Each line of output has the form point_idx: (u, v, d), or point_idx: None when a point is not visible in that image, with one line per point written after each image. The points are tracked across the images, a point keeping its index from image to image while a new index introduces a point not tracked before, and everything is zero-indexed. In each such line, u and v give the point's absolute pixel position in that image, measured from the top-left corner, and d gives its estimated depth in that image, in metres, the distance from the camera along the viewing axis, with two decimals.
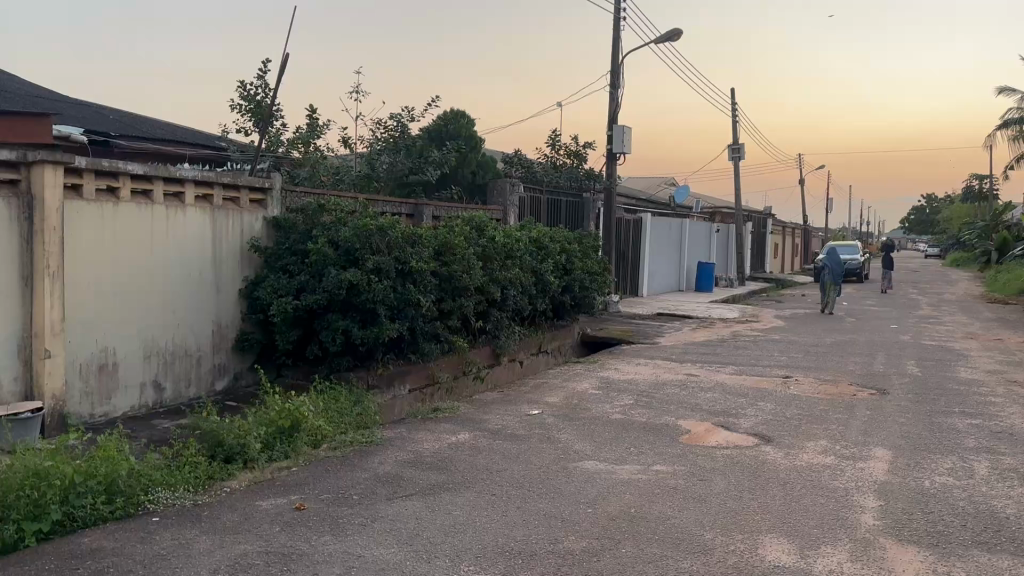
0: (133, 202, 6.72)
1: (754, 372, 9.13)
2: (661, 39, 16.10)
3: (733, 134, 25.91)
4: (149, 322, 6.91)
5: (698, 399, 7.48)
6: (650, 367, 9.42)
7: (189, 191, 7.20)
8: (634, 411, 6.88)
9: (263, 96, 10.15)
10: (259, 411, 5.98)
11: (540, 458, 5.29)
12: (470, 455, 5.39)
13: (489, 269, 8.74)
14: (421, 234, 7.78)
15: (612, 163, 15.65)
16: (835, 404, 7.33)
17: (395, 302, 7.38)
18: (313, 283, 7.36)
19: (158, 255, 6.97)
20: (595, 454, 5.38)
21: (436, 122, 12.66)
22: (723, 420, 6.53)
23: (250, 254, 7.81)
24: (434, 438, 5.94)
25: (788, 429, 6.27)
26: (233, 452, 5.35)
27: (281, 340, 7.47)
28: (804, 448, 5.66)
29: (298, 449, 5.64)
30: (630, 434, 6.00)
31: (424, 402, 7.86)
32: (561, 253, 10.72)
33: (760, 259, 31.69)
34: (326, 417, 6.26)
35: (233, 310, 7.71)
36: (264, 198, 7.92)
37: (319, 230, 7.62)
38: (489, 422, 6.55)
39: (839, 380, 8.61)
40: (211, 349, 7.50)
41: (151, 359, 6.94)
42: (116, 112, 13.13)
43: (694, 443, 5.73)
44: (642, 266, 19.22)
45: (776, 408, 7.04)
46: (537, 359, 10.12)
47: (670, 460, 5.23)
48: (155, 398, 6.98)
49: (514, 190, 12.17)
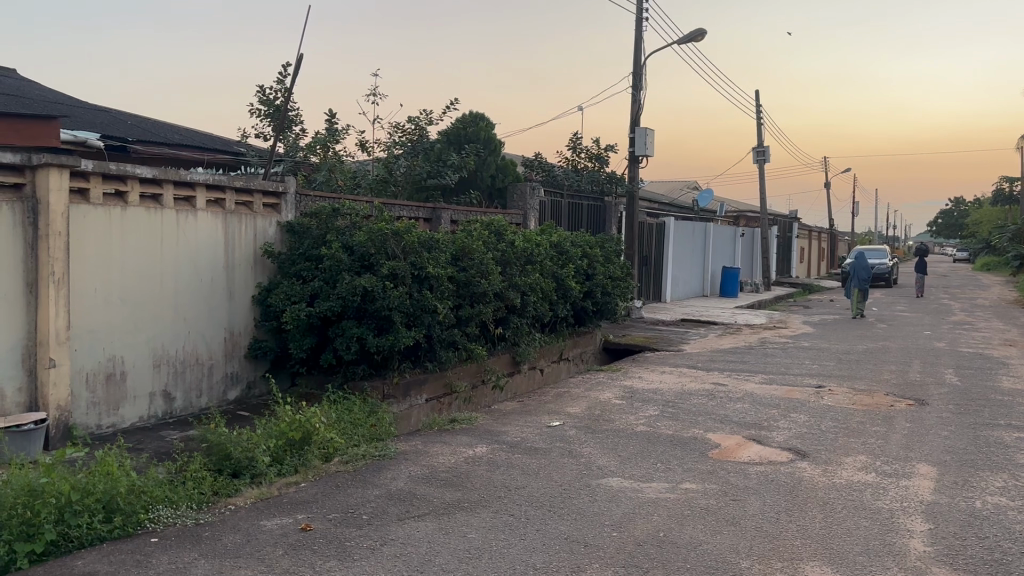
0: (142, 207, 6.54)
1: (784, 381, 8.78)
2: (684, 39, 15.80)
3: (758, 136, 25.49)
4: (159, 330, 6.72)
5: (727, 410, 7.16)
6: (675, 376, 9.10)
7: (200, 195, 7.01)
8: (660, 423, 6.58)
9: (279, 99, 9.96)
10: (269, 423, 5.75)
11: (562, 474, 5.00)
12: (487, 471, 5.12)
13: (508, 274, 8.48)
14: (438, 238, 7.55)
15: (635, 166, 15.35)
16: (872, 416, 6.97)
17: (412, 309, 7.11)
18: (327, 289, 7.13)
19: (168, 261, 6.78)
20: (621, 470, 5.09)
21: (455, 125, 12.41)
22: (755, 433, 6.21)
23: (264, 259, 7.61)
24: (450, 452, 5.67)
25: (824, 443, 5.93)
26: (241, 466, 5.14)
27: (294, 348, 7.24)
28: (842, 464, 5.33)
29: (308, 462, 5.40)
30: (657, 447, 5.70)
31: (442, 412, 7.58)
32: (582, 257, 10.44)
33: (786, 263, 31.14)
34: (338, 428, 6.01)
35: (246, 317, 7.50)
36: (277, 202, 7.72)
37: (333, 235, 7.39)
38: (508, 434, 6.28)
39: (875, 390, 8.24)
40: (223, 357, 7.30)
41: (160, 368, 6.74)
42: (136, 118, 13.04)
43: (725, 459, 5.42)
44: (666, 271, 18.86)
45: (810, 421, 6.70)
46: (558, 367, 9.83)
47: (700, 477, 4.92)
48: (165, 408, 6.78)
49: (534, 194, 11.90)
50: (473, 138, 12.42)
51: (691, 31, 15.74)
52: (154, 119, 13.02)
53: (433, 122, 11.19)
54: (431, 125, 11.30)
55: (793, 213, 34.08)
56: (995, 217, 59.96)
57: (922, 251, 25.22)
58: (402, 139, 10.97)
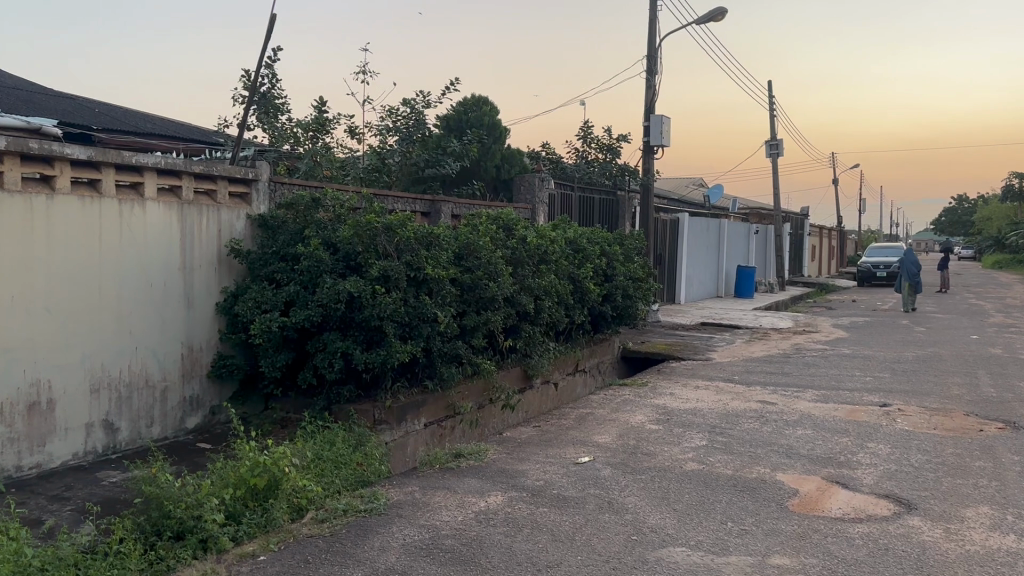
0: (74, 194, 5.31)
1: (842, 399, 7.54)
2: (701, 20, 14.59)
3: (771, 129, 24.36)
4: (99, 347, 5.49)
5: (789, 439, 5.92)
6: (713, 392, 7.88)
7: (150, 181, 5.77)
8: (714, 458, 5.36)
9: (259, 81, 8.78)
10: (225, 466, 4.55)
11: (606, 542, 3.77)
12: (505, 535, 3.90)
13: (519, 275, 7.25)
14: (439, 233, 6.33)
15: (650, 157, 14.16)
16: (965, 445, 5.77)
17: (407, 318, 5.84)
18: (305, 295, 5.93)
19: (110, 262, 5.54)
20: (683, 535, 3.86)
21: (456, 109, 11.04)
22: (835, 473, 5.01)
23: (231, 260, 6.41)
24: (457, 504, 4.45)
25: (927, 488, 4.69)
26: (184, 529, 3.94)
27: (266, 367, 6.01)
28: (966, 522, 4.09)
29: (274, 521, 4.18)
30: (720, 497, 4.47)
31: (442, 439, 6.32)
32: (601, 256, 9.22)
33: (798, 263, 29.92)
34: (314, 471, 4.80)
35: (209, 329, 6.29)
36: (247, 191, 6.50)
37: (313, 230, 6.19)
38: (527, 474, 5.06)
39: (952, 409, 7.00)
40: (179, 378, 6.08)
41: (99, 393, 5.50)
42: (105, 107, 11.93)
43: (811, 514, 4.21)
44: (680, 271, 17.69)
45: (896, 454, 5.49)
46: (574, 380, 8.60)
47: (793, 547, 3.70)
48: (106, 442, 5.55)
49: (543, 186, 10.81)
50: (476, 125, 11.06)
51: (709, 10, 14.54)
52: (125, 108, 11.93)
53: (430, 106, 9.99)
54: (428, 108, 10.07)
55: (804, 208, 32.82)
56: (1003, 214, 58.71)
57: (944, 247, 23.88)
58: (395, 124, 9.70)
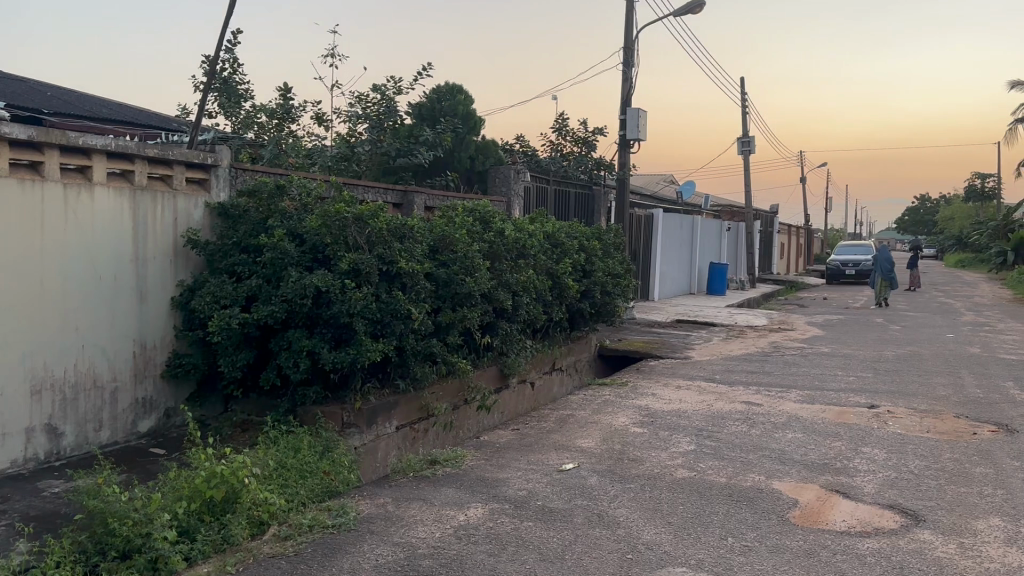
0: (14, 177, 4.84)
1: (828, 399, 7.31)
2: (678, 13, 14.33)
3: (742, 126, 24.28)
4: (40, 345, 5.02)
5: (781, 443, 5.64)
6: (696, 393, 7.61)
7: (98, 165, 5.31)
8: (705, 464, 5.05)
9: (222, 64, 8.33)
10: (178, 476, 4.13)
11: (601, 562, 3.45)
12: (488, 555, 3.55)
13: (497, 270, 6.90)
14: (413, 225, 5.95)
15: (626, 150, 13.88)
16: (961, 449, 5.54)
17: (378, 314, 5.45)
18: (268, 289, 5.53)
19: (53, 251, 5.08)
20: (681, 553, 3.54)
21: (429, 97, 10.62)
22: (834, 481, 4.73)
23: (188, 251, 5.96)
24: (434, 518, 4.08)
25: (932, 497, 4.44)
26: (130, 549, 3.52)
27: (225, 366, 5.59)
28: (979, 535, 3.84)
29: (231, 538, 3.79)
30: (717, 509, 4.16)
31: (415, 442, 5.95)
32: (579, 251, 8.90)
33: (768, 261, 29.95)
34: (277, 481, 4.41)
35: (164, 326, 5.84)
36: (205, 177, 6.05)
37: (277, 220, 5.78)
38: (509, 483, 4.72)
39: (941, 411, 6.79)
40: (131, 378, 5.63)
41: (42, 396, 5.05)
42: (57, 90, 11.33)
43: (815, 527, 3.93)
44: (653, 267, 17.47)
45: (893, 459, 5.24)
46: (550, 379, 8.27)
47: (802, 566, 3.41)
48: (49, 448, 5.10)
49: (519, 178, 10.45)
50: (450, 114, 10.68)
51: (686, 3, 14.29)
52: (77, 92, 11.32)
53: (402, 93, 9.57)
54: (399, 96, 9.64)
55: (773, 207, 32.88)
56: (966, 214, 59.39)
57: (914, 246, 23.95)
58: (366, 111, 9.26)
